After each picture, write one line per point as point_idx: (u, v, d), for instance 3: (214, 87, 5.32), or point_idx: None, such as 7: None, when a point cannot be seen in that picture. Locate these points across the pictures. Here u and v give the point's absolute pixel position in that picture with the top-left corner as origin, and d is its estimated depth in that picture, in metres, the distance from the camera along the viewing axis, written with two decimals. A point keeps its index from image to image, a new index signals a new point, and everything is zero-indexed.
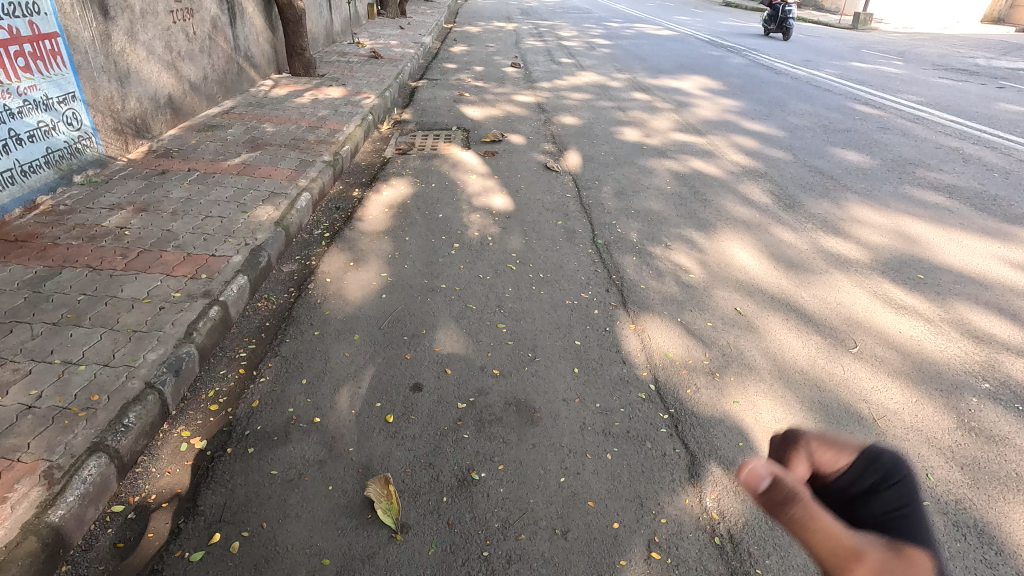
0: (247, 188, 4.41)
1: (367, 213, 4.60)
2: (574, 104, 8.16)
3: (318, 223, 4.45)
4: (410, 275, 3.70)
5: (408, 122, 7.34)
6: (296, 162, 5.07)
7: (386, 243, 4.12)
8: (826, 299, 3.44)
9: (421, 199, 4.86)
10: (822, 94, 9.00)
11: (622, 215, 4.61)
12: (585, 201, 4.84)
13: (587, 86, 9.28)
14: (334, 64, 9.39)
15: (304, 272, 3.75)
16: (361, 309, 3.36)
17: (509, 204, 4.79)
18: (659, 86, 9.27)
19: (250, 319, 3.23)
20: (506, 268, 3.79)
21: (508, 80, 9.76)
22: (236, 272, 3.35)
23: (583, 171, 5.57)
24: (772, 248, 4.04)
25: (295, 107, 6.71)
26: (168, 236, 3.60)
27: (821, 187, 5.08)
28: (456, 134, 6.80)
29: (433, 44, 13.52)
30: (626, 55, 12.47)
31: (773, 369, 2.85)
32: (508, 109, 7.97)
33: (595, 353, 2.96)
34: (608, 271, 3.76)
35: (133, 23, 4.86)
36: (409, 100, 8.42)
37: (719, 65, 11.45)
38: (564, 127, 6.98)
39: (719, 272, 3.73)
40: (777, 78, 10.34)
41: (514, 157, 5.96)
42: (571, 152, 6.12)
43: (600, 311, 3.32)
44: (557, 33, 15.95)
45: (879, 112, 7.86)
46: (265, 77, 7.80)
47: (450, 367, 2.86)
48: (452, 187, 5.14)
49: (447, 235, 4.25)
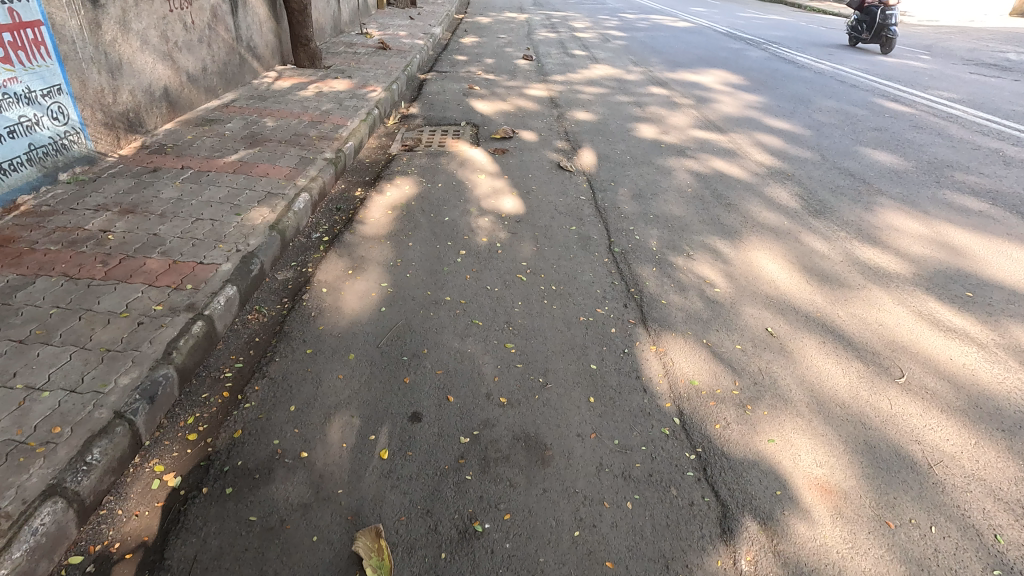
0: (242, 188, 4.16)
1: (369, 216, 4.35)
2: (589, 98, 7.83)
3: (318, 225, 4.20)
4: (413, 285, 3.45)
5: (415, 117, 7.07)
6: (296, 160, 4.82)
7: (388, 250, 3.86)
8: (866, 319, 3.14)
9: (426, 201, 4.60)
10: (849, 90, 8.59)
11: (640, 220, 4.31)
12: (601, 205, 4.55)
13: (601, 80, 8.93)
14: (340, 55, 9.11)
15: (300, 281, 3.51)
16: (358, 324, 3.10)
17: (519, 206, 4.52)
18: (677, 80, 8.90)
19: (239, 334, 2.99)
20: (516, 279, 3.52)
21: (520, 73, 9.44)
22: (224, 281, 3.11)
23: (598, 171, 5.28)
24: (803, 259, 3.73)
25: (298, 101, 6.45)
26: (154, 241, 3.36)
27: (853, 191, 4.75)
28: (465, 129, 6.52)
29: (443, 35, 13.19)
30: (642, 48, 12.06)
31: (812, 401, 2.57)
32: (520, 103, 7.67)
33: (613, 380, 2.69)
34: (626, 283, 3.48)
35: (126, 11, 4.60)
36: (417, 93, 8.14)
37: (739, 58, 11.03)
38: (578, 124, 6.67)
39: (747, 287, 3.44)
40: (800, 72, 9.92)
41: (525, 156, 5.67)
42: (585, 150, 5.81)
43: (618, 330, 3.05)
44: (570, 24, 15.54)
45: (910, 109, 7.46)
46: (269, 68, 7.54)
47: (453, 393, 2.60)
48: (459, 187, 4.87)
49: (453, 241, 3.98)
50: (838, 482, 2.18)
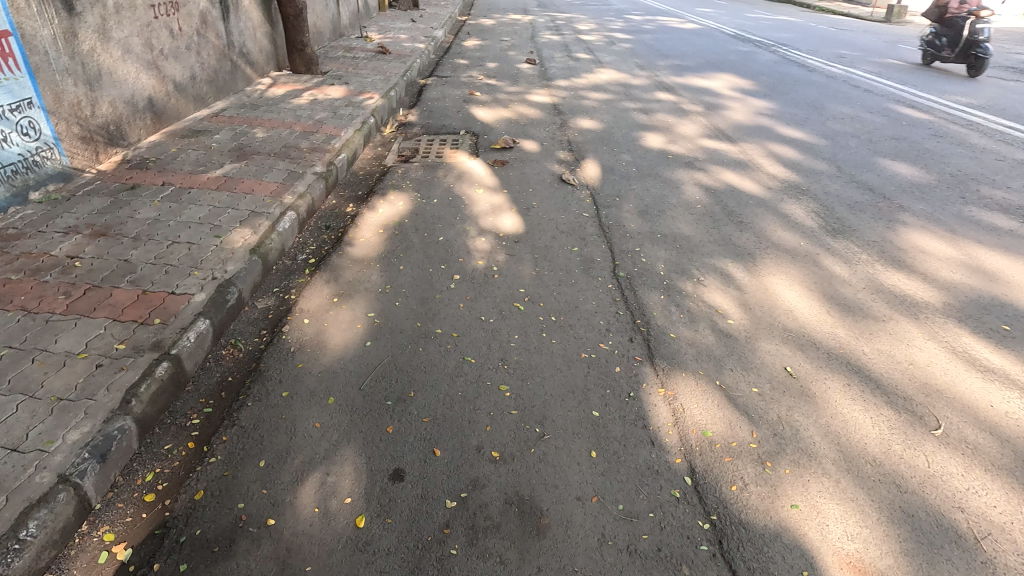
0: (224, 206, 3.94)
1: (359, 236, 4.12)
2: (593, 105, 7.58)
3: (304, 246, 3.97)
4: (401, 316, 3.20)
5: (413, 125, 6.84)
6: (285, 174, 4.60)
7: (377, 274, 3.63)
8: (895, 356, 2.87)
9: (420, 218, 4.36)
10: (863, 96, 8.29)
11: (646, 240, 4.06)
12: (605, 223, 4.31)
13: (606, 85, 8.67)
14: (338, 60, 8.90)
15: (281, 310, 3.27)
16: (340, 361, 2.86)
17: (518, 224, 4.27)
18: (685, 85, 8.63)
19: (211, 373, 2.75)
20: (512, 309, 3.28)
21: (522, 78, 9.20)
22: (196, 314, 2.87)
23: (602, 185, 5.03)
24: (823, 286, 3.46)
25: (291, 109, 6.22)
26: (124, 267, 3.14)
27: (873, 208, 4.47)
28: (464, 139, 6.27)
29: (445, 37, 12.97)
30: (648, 51, 11.78)
31: (839, 457, 2.30)
32: (521, 110, 7.42)
33: (617, 431, 2.44)
34: (631, 314, 3.23)
35: (105, 19, 4.38)
36: (417, 99, 7.92)
37: (747, 61, 10.74)
38: (582, 132, 6.41)
39: (763, 318, 3.17)
40: (811, 76, 9.62)
41: (526, 168, 5.42)
42: (588, 161, 5.56)
43: (623, 369, 2.80)
44: (575, 26, 15.29)
45: (928, 116, 7.16)
46: (263, 74, 7.33)
47: (440, 446, 2.35)
48: (456, 203, 4.62)
49: (446, 264, 3.74)
50: (873, 561, 1.92)
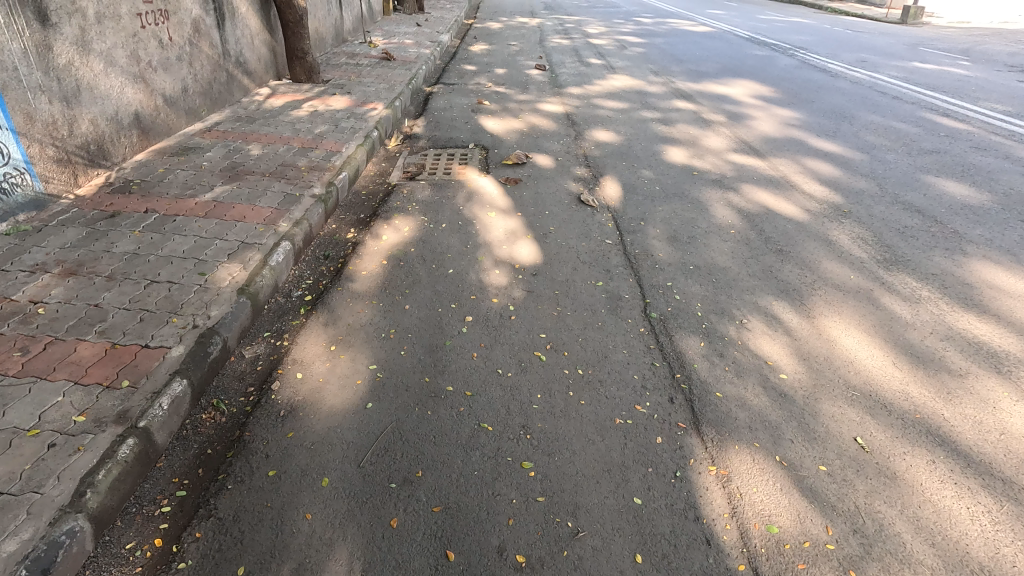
0: (211, 236, 3.56)
1: (360, 268, 3.74)
2: (609, 115, 7.20)
3: (300, 281, 3.60)
4: (407, 368, 2.82)
5: (419, 137, 6.47)
6: (281, 197, 4.23)
7: (380, 315, 3.24)
8: (982, 424, 2.47)
9: (428, 246, 3.99)
10: (892, 103, 7.86)
11: (679, 272, 3.67)
12: (631, 251, 3.92)
13: (621, 93, 8.27)
14: (341, 67, 8.55)
15: (271, 361, 2.89)
16: (337, 428, 2.47)
17: (535, 254, 3.89)
18: (703, 93, 8.23)
19: (187, 445, 2.37)
20: (533, 359, 2.89)
21: (533, 85, 8.82)
22: (171, 373, 2.50)
23: (624, 206, 4.64)
24: (885, 331, 3.06)
25: (289, 123, 5.86)
26: (93, 314, 2.77)
27: (925, 235, 4.07)
28: (474, 153, 5.90)
29: (452, 42, 12.61)
30: (661, 56, 11.37)
31: (939, 565, 1.91)
32: (533, 120, 7.05)
33: (664, 526, 2.05)
34: (669, 367, 2.83)
35: (85, 30, 4.02)
36: (422, 109, 7.55)
37: (766, 66, 10.33)
38: (599, 146, 6.04)
39: (821, 373, 2.77)
40: (835, 82, 9.21)
41: (541, 186, 5.05)
42: (608, 179, 5.18)
43: (665, 440, 2.40)
44: (584, 30, 14.90)
45: (966, 126, 6.74)
46: (262, 84, 6.98)
47: (455, 547, 1.96)
48: (467, 229, 4.24)
49: (457, 303, 3.36)
50: None
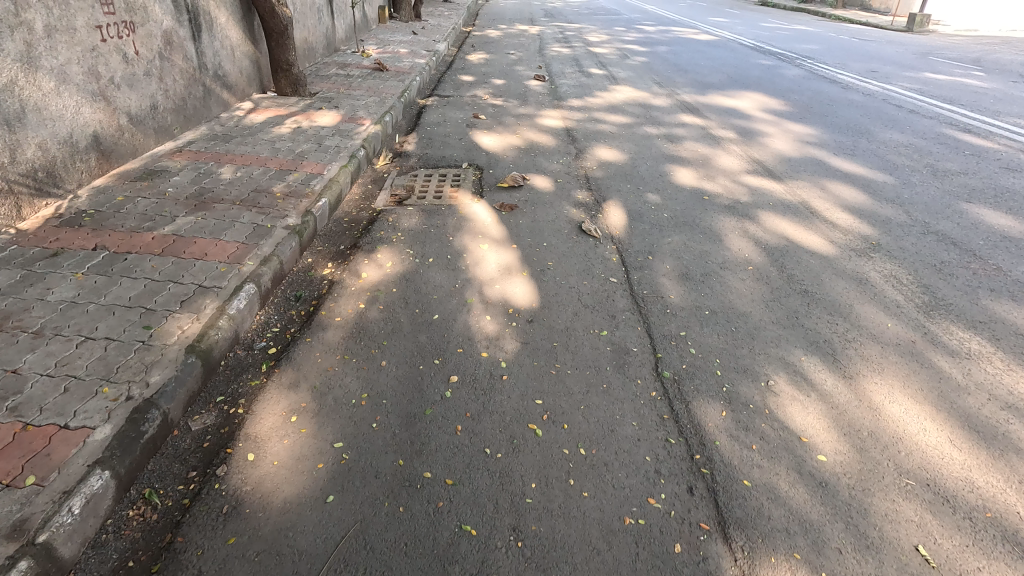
0: (164, 279, 3.15)
1: (333, 313, 3.32)
2: (611, 130, 6.81)
3: (265, 329, 3.18)
4: (378, 447, 2.39)
5: (409, 154, 6.08)
6: (250, 229, 3.82)
7: (352, 373, 2.82)
8: None
9: (412, 286, 3.57)
10: (909, 117, 7.47)
11: (693, 318, 3.26)
12: (638, 293, 3.51)
13: (624, 105, 7.89)
14: (330, 78, 8.17)
15: (221, 435, 2.46)
16: (289, 532, 2.04)
17: (531, 295, 3.48)
18: (710, 106, 7.85)
19: (104, 556, 1.94)
20: (526, 434, 2.47)
21: (531, 97, 8.45)
22: (90, 463, 2.08)
23: (630, 236, 4.24)
24: (935, 398, 2.65)
25: (269, 141, 5.46)
26: (8, 384, 2.36)
27: (965, 273, 3.67)
28: (467, 174, 5.50)
29: (448, 51, 12.22)
30: (665, 66, 11.00)
31: None
32: (531, 136, 6.66)
33: None
34: (687, 445, 2.41)
35: (32, 45, 3.62)
36: (414, 123, 7.16)
37: (774, 77, 9.95)
38: (601, 166, 5.65)
39: (866, 454, 2.35)
40: (847, 94, 8.84)
41: (539, 212, 4.65)
42: (611, 205, 4.77)
43: (686, 550, 1.98)
44: (585, 38, 14.52)
45: (992, 144, 6.35)
46: (244, 98, 6.59)
47: None
48: (456, 264, 3.83)
49: (441, 357, 2.94)
50: None
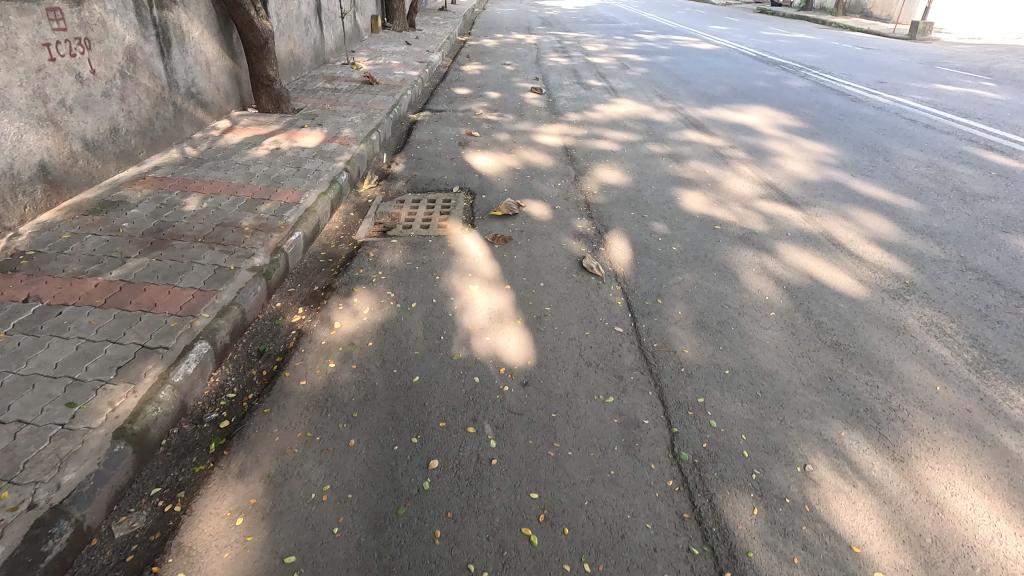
0: (101, 338, 2.72)
1: (299, 373, 2.89)
2: (612, 148, 6.43)
3: (218, 395, 2.75)
4: (338, 565, 1.96)
5: (397, 177, 5.68)
6: (210, 271, 3.40)
7: (313, 457, 2.39)
8: None
9: (391, 338, 3.15)
10: (926, 133, 7.10)
11: (712, 379, 2.85)
12: (647, 347, 3.09)
13: (625, 121, 7.51)
14: (316, 93, 7.77)
15: (149, 544, 2.02)
16: None
17: (525, 349, 3.06)
18: (715, 122, 7.48)
19: None
20: (518, 543, 2.04)
21: (527, 111, 8.07)
22: None
23: (636, 274, 3.83)
24: (1004, 489, 2.24)
25: (243, 164, 5.05)
26: None
27: (1015, 321, 3.27)
28: (458, 201, 5.10)
29: (443, 62, 11.84)
30: (666, 77, 10.65)
31: None
32: (528, 155, 6.26)
33: None
34: (715, 559, 1.98)
35: None
36: (404, 141, 6.77)
37: (779, 89, 9.58)
38: (603, 191, 5.25)
39: (934, 571, 1.94)
40: (857, 107, 8.47)
41: (535, 245, 4.24)
42: (614, 236, 4.36)
43: None
44: (584, 48, 14.17)
45: (1018, 163, 5.97)
46: (221, 116, 6.19)
47: None
48: (442, 309, 3.41)
49: (420, 434, 2.51)
50: None
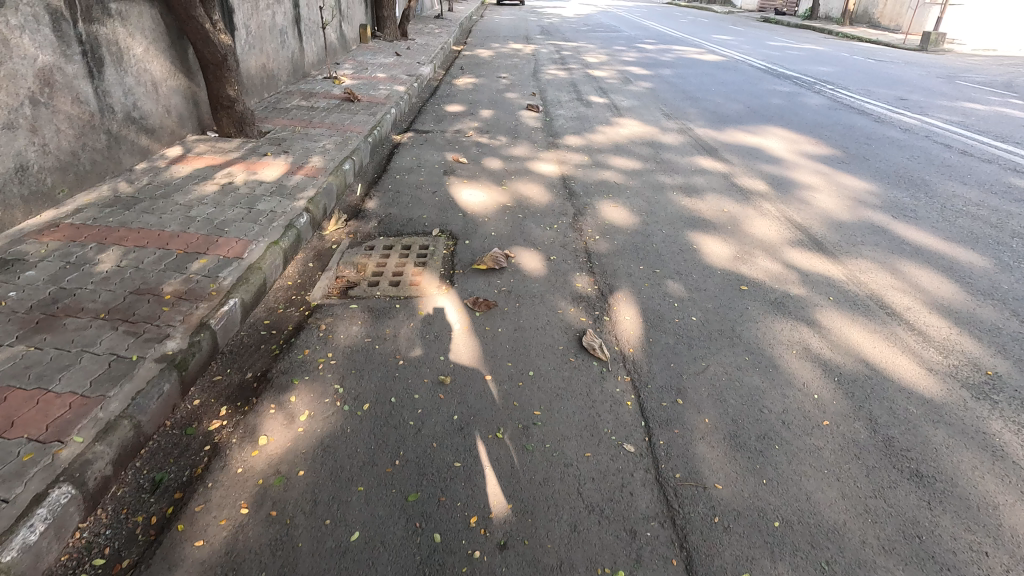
0: None
1: (197, 525, 2.12)
2: (617, 179, 5.70)
3: (76, 565, 1.97)
4: None
5: (369, 214, 4.95)
6: (102, 364, 2.65)
7: None
8: None
9: (330, 465, 2.39)
10: (966, 162, 6.37)
11: (759, 537, 2.09)
12: (668, 479, 2.34)
13: (629, 145, 6.79)
14: (289, 112, 7.06)
15: None
16: None
17: (496, 477, 2.34)
18: (729, 147, 6.76)
19: None
20: None
21: (523, 132, 7.35)
22: None
23: (649, 357, 3.08)
24: None
25: (185, 204, 4.32)
26: None
27: None
28: (436, 248, 4.36)
29: (434, 74, 11.15)
30: (673, 92, 9.96)
31: None
32: (521, 187, 5.53)
33: None
34: None
35: None
36: (383, 169, 6.04)
37: (795, 108, 8.87)
38: (606, 236, 4.51)
39: None
40: (884, 129, 7.75)
41: (525, 312, 3.49)
42: (620, 300, 3.62)
43: None
44: (584, 59, 13.48)
45: None
46: (173, 141, 5.47)
47: None
48: (403, 416, 2.66)
49: None
50: None
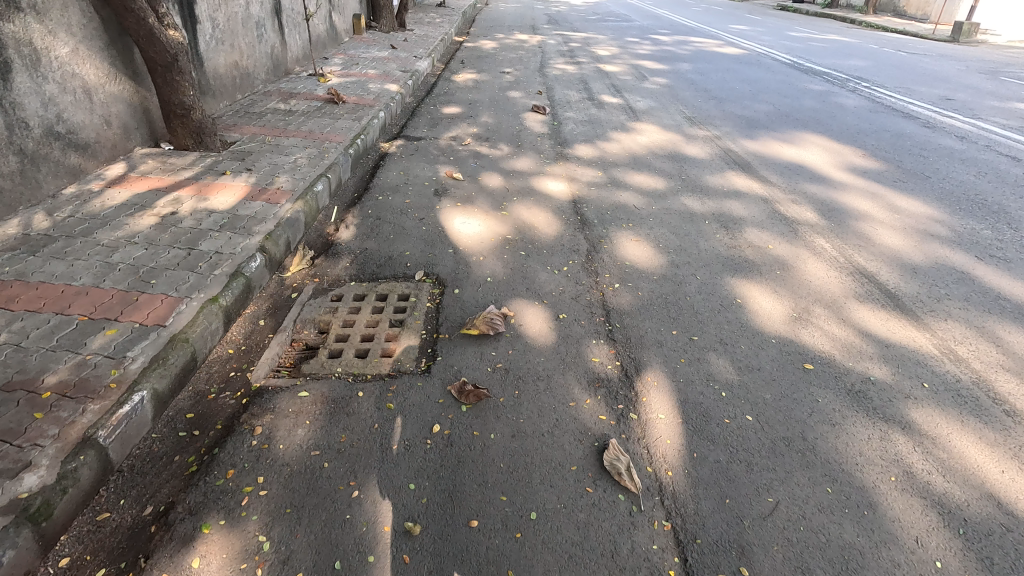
0: None
1: None
2: (637, 202, 4.85)
3: None
4: None
5: (342, 249, 4.12)
6: None
7: None
8: None
9: None
10: None
11: None
12: None
13: (649, 157, 5.92)
14: (262, 117, 6.21)
15: None
16: None
17: None
18: (764, 160, 5.87)
19: None
20: None
21: (528, 140, 6.48)
22: None
23: (696, 488, 2.25)
24: None
25: (108, 244, 3.50)
26: None
27: None
28: (418, 299, 3.51)
29: (432, 69, 10.23)
30: (694, 91, 9.03)
31: None
32: (524, 213, 4.68)
33: None
34: None
35: None
36: (364, 187, 5.19)
37: (833, 110, 7.95)
38: (627, 283, 3.66)
39: None
40: (938, 137, 6.82)
41: (527, 404, 2.66)
42: (650, 385, 2.78)
43: None
44: (595, 52, 12.52)
45: None
46: (115, 156, 4.65)
47: None
48: None
49: None
50: None
